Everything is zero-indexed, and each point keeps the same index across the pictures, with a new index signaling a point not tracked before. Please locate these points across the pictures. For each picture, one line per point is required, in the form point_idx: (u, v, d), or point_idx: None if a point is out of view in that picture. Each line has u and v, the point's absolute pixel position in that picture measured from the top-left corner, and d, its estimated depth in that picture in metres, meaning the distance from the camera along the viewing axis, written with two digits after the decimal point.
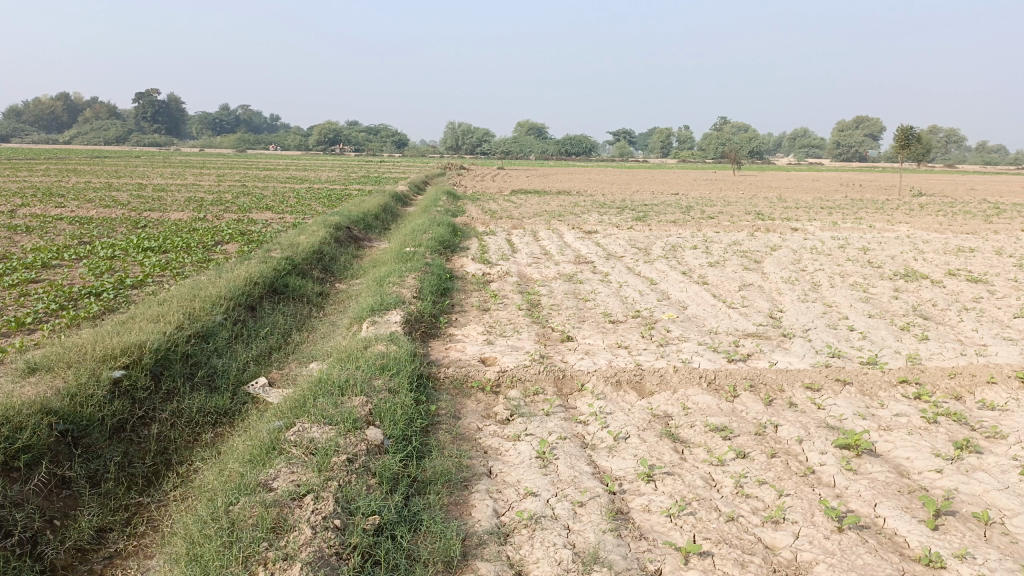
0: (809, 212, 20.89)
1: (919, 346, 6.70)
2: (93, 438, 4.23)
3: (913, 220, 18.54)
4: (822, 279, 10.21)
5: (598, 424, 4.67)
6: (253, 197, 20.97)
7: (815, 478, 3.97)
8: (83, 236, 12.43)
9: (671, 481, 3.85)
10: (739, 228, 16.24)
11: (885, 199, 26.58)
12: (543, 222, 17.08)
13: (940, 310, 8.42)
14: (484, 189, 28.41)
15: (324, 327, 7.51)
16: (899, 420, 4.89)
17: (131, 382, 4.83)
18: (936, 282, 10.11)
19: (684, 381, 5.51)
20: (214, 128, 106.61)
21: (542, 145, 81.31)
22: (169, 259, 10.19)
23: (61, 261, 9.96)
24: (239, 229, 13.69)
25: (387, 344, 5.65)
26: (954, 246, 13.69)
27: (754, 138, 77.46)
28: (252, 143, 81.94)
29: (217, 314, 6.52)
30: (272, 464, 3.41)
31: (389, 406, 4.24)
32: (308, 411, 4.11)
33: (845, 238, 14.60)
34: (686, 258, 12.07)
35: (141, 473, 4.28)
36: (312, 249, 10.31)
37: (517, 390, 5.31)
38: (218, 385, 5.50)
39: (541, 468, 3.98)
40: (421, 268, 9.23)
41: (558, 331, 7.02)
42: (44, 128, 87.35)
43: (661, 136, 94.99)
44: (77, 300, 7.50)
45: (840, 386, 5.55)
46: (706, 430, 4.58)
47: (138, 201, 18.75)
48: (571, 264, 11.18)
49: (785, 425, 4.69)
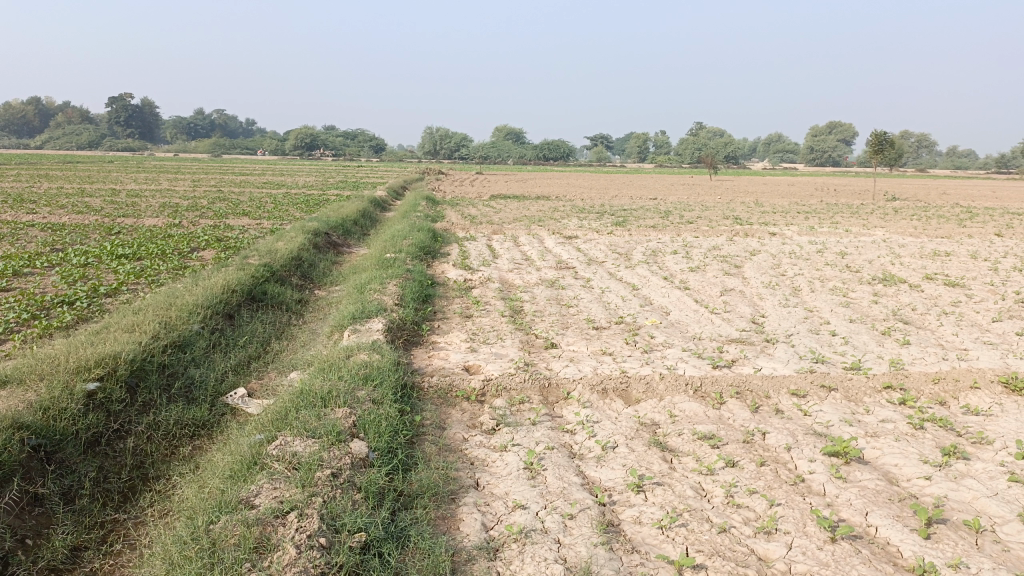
0: (787, 216, 21.05)
1: (901, 351, 6.72)
2: (67, 453, 4.11)
3: (888, 224, 18.73)
4: (803, 283, 10.24)
5: (585, 433, 4.61)
6: (230, 203, 20.74)
7: (805, 487, 3.95)
8: (56, 242, 12.18)
9: (661, 492, 3.79)
10: (719, 232, 16.30)
11: (860, 203, 26.85)
12: (523, 227, 17.02)
13: (920, 314, 8.48)
14: (464, 194, 28.32)
15: (304, 335, 7.39)
16: (886, 426, 4.88)
17: (106, 394, 4.70)
18: (914, 286, 10.19)
19: (671, 388, 5.47)
20: (189, 133, 105.60)
21: (520, 149, 81.38)
22: (144, 266, 10.00)
23: (33, 269, 9.74)
24: (215, 236, 13.49)
25: (370, 353, 5.55)
26: (930, 250, 13.82)
27: (731, 143, 78.11)
28: (228, 149, 81.24)
29: (194, 322, 6.38)
30: (254, 480, 3.31)
31: (373, 417, 4.15)
32: (290, 423, 4.01)
33: (823, 242, 14.71)
34: (667, 263, 12.07)
35: (117, 488, 4.16)
36: (290, 255, 10.17)
37: (502, 399, 5.23)
38: (196, 396, 5.37)
39: (529, 479, 3.91)
40: (402, 274, 9.13)
41: (542, 337, 6.95)
42: (15, 133, 85.97)
43: (639, 141, 95.50)
44: (49, 309, 7.32)
45: (825, 392, 5.53)
46: (695, 439, 4.53)
47: (111, 207, 18.44)
48: (552, 270, 11.14)
49: (773, 433, 4.66)
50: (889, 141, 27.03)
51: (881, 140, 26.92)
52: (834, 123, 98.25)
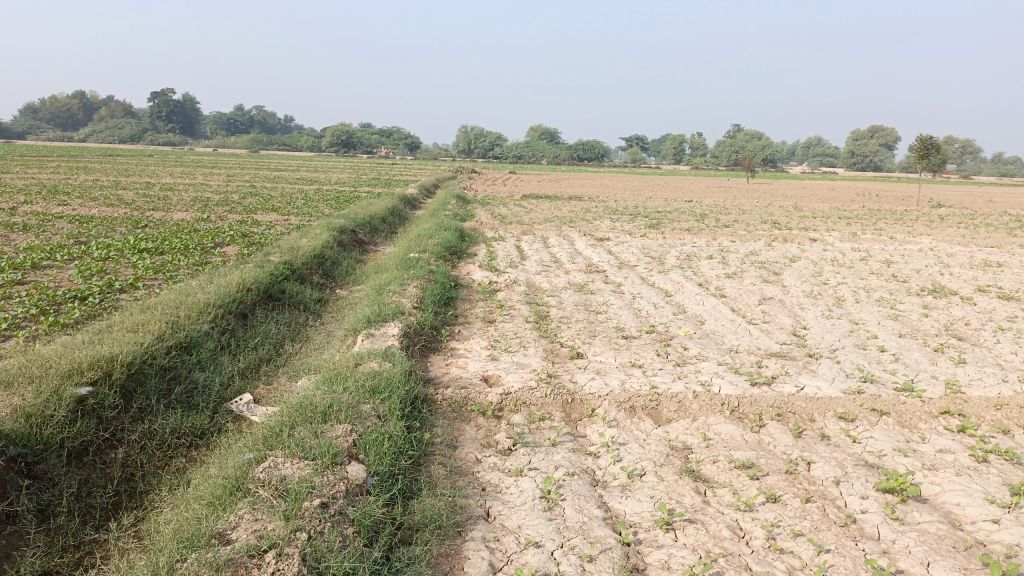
0: (828, 221, 20.38)
1: (956, 370, 6.21)
2: (49, 465, 3.82)
3: (935, 232, 18.00)
4: (847, 293, 9.70)
5: (610, 457, 4.21)
6: (261, 198, 20.57)
7: (857, 530, 3.50)
8: (81, 234, 12.09)
9: (693, 532, 3.37)
10: (757, 237, 15.76)
11: (903, 210, 25.91)
12: (553, 228, 16.63)
13: (974, 330, 7.90)
14: (496, 193, 28.01)
15: (320, 337, 7.06)
16: (945, 458, 4.40)
17: (98, 400, 4.39)
18: (967, 299, 9.59)
19: (705, 408, 5.03)
20: (227, 128, 106.97)
21: (555, 150, 80.76)
22: (164, 261, 9.81)
23: (53, 262, 9.59)
24: (241, 231, 13.28)
25: (381, 361, 5.19)
26: (981, 260, 13.13)
27: (769, 146, 76.82)
28: (266, 144, 81.89)
29: (204, 322, 6.09)
30: (234, 509, 2.98)
31: (375, 436, 3.78)
32: (283, 441, 3.65)
33: (867, 250, 14.08)
34: (703, 268, 11.57)
35: (101, 504, 3.85)
36: (312, 252, 9.90)
37: (521, 415, 4.84)
38: (197, 402, 5.06)
39: (545, 512, 3.50)
40: (424, 275, 8.78)
41: (567, 347, 6.54)
42: (60, 126, 87.68)
43: (675, 144, 94.06)
44: (60, 304, 7.11)
45: (876, 416, 5.05)
46: (731, 467, 4.11)
47: (143, 200, 18.44)
48: (582, 273, 10.71)
49: (819, 463, 4.22)
50: (934, 145, 26.11)
51: (927, 144, 26.00)
52: (876, 127, 96.15)
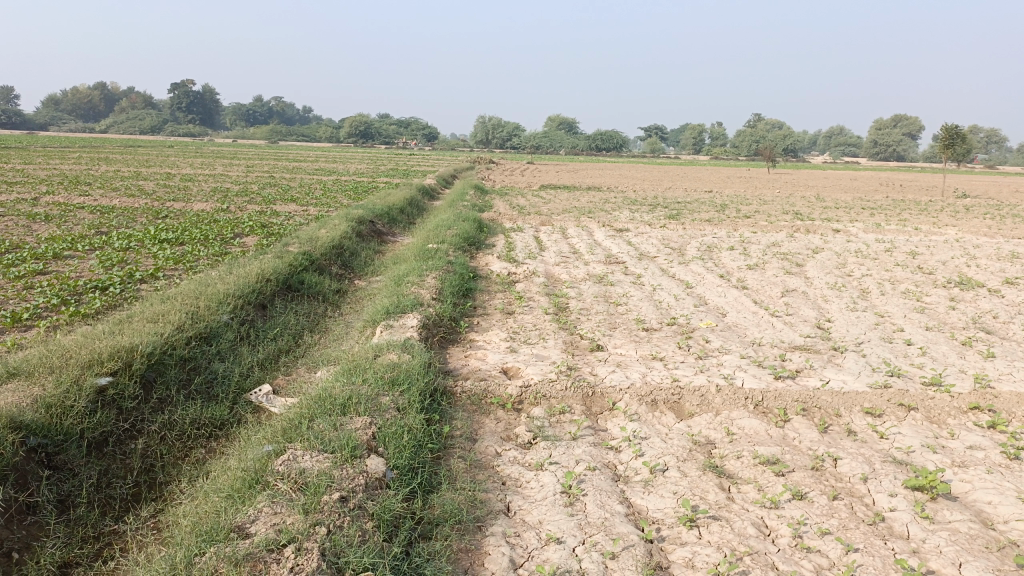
0: (851, 212, 20.12)
1: (985, 364, 6.07)
2: (69, 455, 3.81)
3: (961, 222, 17.71)
4: (872, 285, 9.55)
5: (631, 451, 4.15)
6: (280, 189, 20.63)
7: (886, 528, 3.42)
8: (102, 225, 12.16)
9: (717, 529, 3.31)
10: (779, 228, 15.57)
11: (928, 200, 25.51)
12: (572, 219, 16.53)
13: (1003, 323, 7.74)
14: (514, 183, 27.94)
15: (339, 328, 7.04)
16: (975, 455, 4.30)
17: (118, 391, 4.39)
18: (994, 291, 9.41)
19: (728, 402, 4.94)
20: (247, 119, 107.47)
21: (573, 140, 80.40)
22: (184, 251, 9.84)
23: (74, 252, 9.64)
24: (260, 222, 13.30)
25: (400, 352, 5.15)
26: (1008, 251, 12.89)
27: (790, 136, 76.00)
28: (285, 135, 82.19)
29: (223, 313, 6.08)
30: (253, 502, 2.95)
31: (395, 429, 3.75)
32: (302, 433, 3.62)
33: (891, 241, 13.88)
34: (724, 260, 11.44)
35: (121, 495, 3.84)
36: (331, 243, 9.89)
37: (541, 408, 4.79)
38: (217, 393, 5.05)
39: (566, 507, 3.45)
40: (443, 266, 8.73)
41: (587, 339, 6.47)
42: (82, 117, 88.44)
43: (695, 133, 93.39)
44: (81, 294, 7.14)
45: (904, 412, 4.95)
46: (755, 463, 4.03)
47: (163, 191, 18.53)
48: (601, 264, 10.63)
49: (846, 459, 4.13)
50: (960, 135, 25.68)
51: (953, 134, 25.57)
52: (899, 117, 94.86)
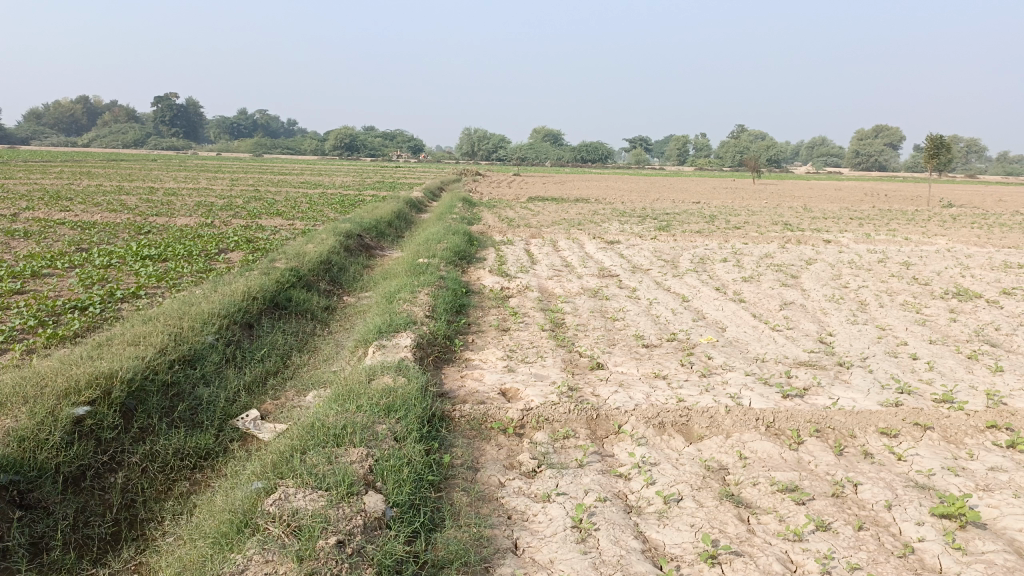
0: (839, 222, 20.10)
1: (995, 379, 5.92)
2: (44, 492, 3.56)
3: (949, 232, 17.72)
4: (870, 297, 9.43)
5: (642, 479, 3.94)
6: (264, 203, 20.31)
7: (917, 561, 3.22)
8: (83, 241, 11.85)
9: (741, 567, 3.09)
10: (770, 239, 15.48)
11: (913, 210, 25.54)
12: (562, 231, 16.35)
13: (1006, 335, 7.61)
14: (500, 196, 27.81)
15: (328, 348, 6.79)
16: (999, 478, 4.12)
17: (97, 421, 4.13)
18: (993, 302, 9.29)
19: (738, 424, 4.74)
20: (230, 132, 106.97)
21: (558, 152, 80.51)
22: (167, 268, 9.57)
23: (53, 270, 9.35)
24: (245, 237, 13.04)
25: (394, 375, 4.92)
26: (1000, 261, 12.84)
27: (774, 147, 76.45)
28: (269, 149, 81.79)
29: (207, 333, 5.82)
30: (242, 550, 2.73)
31: (393, 462, 3.52)
32: (294, 468, 3.39)
33: (883, 251, 13.82)
34: (718, 272, 11.29)
35: (99, 535, 3.58)
36: (319, 259, 9.64)
37: (544, 433, 4.57)
38: (201, 420, 4.79)
39: (579, 544, 3.23)
40: (435, 282, 8.51)
41: (587, 357, 6.26)
42: (64, 132, 87.76)
43: (678, 144, 93.76)
44: (60, 315, 6.86)
45: (920, 431, 4.77)
46: (773, 491, 3.82)
47: (146, 206, 18.21)
48: (594, 278, 10.44)
49: (867, 485, 3.94)
50: (944, 144, 25.78)
51: (937, 144, 25.68)
52: (880, 127, 95.75)
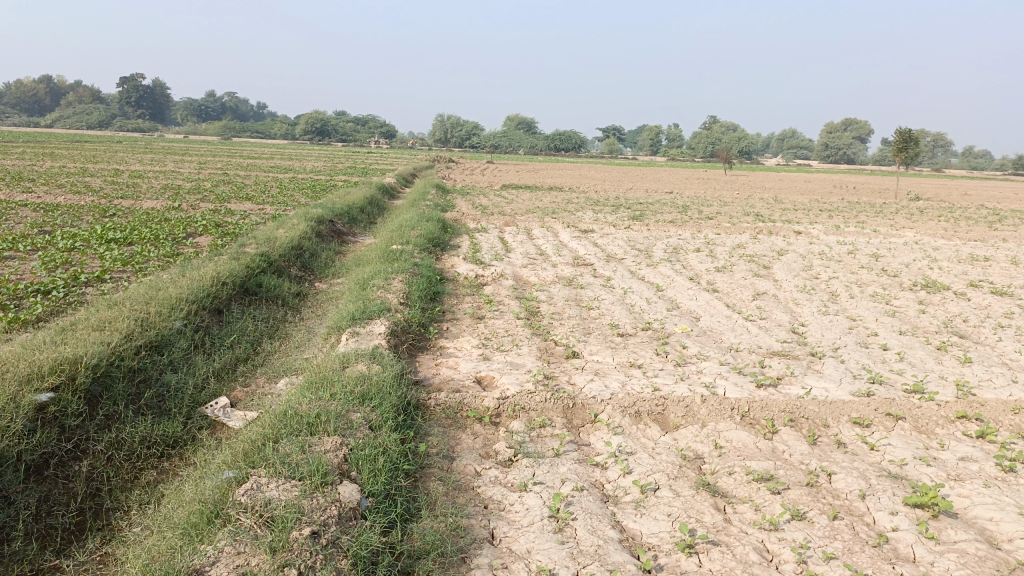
0: (810, 214, 20.30)
1: (963, 370, 6.00)
2: (5, 481, 3.45)
3: (917, 225, 17.97)
4: (840, 288, 9.52)
5: (618, 468, 3.92)
6: (233, 186, 19.95)
7: (891, 550, 3.24)
8: (46, 223, 11.53)
9: (719, 556, 3.09)
10: (742, 229, 15.58)
11: (881, 202, 25.90)
12: (536, 219, 16.31)
13: (973, 327, 7.72)
14: (474, 183, 27.67)
15: (300, 335, 6.69)
16: (969, 467, 4.17)
17: (60, 407, 4.01)
18: (960, 294, 9.43)
19: (714, 413, 4.74)
20: (198, 114, 105.10)
21: (531, 141, 80.29)
22: (133, 252, 9.34)
23: (14, 252, 9.08)
24: (214, 221, 12.78)
25: (368, 363, 4.85)
26: (966, 254, 13.04)
27: (745, 138, 76.96)
28: (238, 132, 80.50)
29: (176, 319, 5.69)
30: (213, 542, 2.65)
31: (368, 451, 3.46)
32: (266, 457, 3.31)
33: (853, 243, 13.97)
34: (691, 261, 11.33)
35: (63, 524, 3.48)
36: (290, 244, 9.49)
37: (520, 422, 4.53)
38: (169, 408, 4.68)
39: (556, 534, 3.20)
40: (409, 269, 8.41)
41: (562, 345, 6.23)
42: (25, 111, 85.49)
43: (651, 134, 94.03)
44: (21, 298, 6.66)
45: (892, 422, 4.81)
46: (749, 480, 3.83)
47: (111, 188, 17.80)
48: (569, 266, 10.42)
49: (841, 475, 3.96)
50: (912, 138, 26.11)
51: (906, 138, 26.02)
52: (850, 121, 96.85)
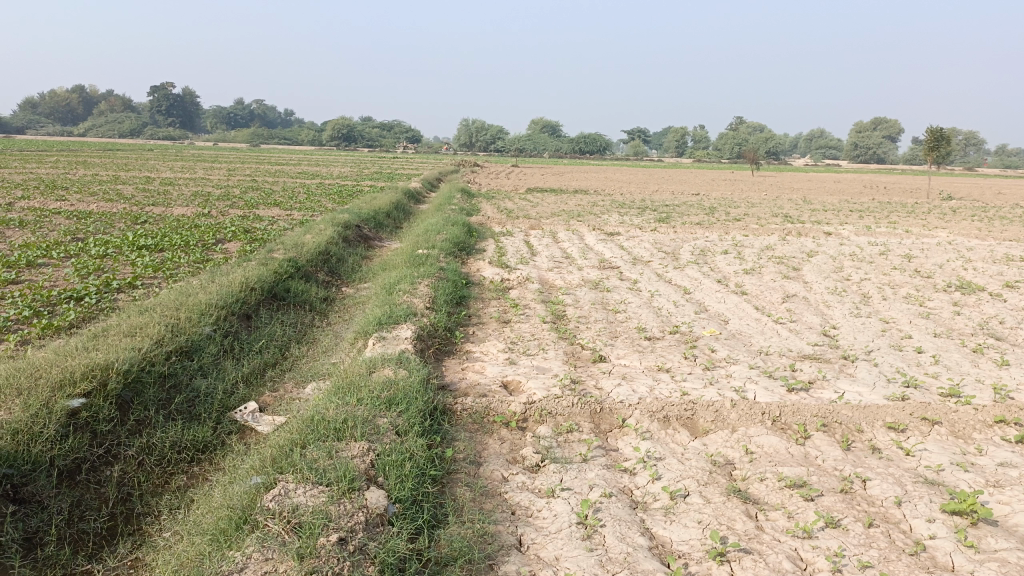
0: (840, 214, 20.02)
1: (1001, 373, 5.86)
2: (38, 486, 3.49)
3: (950, 224, 17.66)
4: (872, 290, 9.36)
5: (647, 474, 3.87)
6: (261, 193, 20.14)
7: (929, 559, 3.16)
8: (79, 231, 11.73)
9: (751, 565, 3.03)
10: (771, 231, 15.40)
11: (913, 202, 25.48)
12: (562, 222, 16.26)
13: (1010, 329, 7.54)
14: (499, 187, 27.67)
15: (327, 339, 6.72)
16: (1009, 473, 4.06)
17: (92, 413, 4.05)
18: (996, 295, 9.23)
19: (744, 418, 4.67)
20: (227, 122, 106.45)
21: (556, 144, 80.22)
22: (164, 258, 9.46)
23: (48, 260, 9.23)
24: (242, 227, 12.91)
25: (395, 367, 4.85)
26: (1002, 254, 12.77)
27: (773, 138, 76.21)
28: (266, 138, 81.39)
29: (205, 325, 5.74)
30: (241, 548, 2.66)
31: (395, 457, 3.45)
32: (294, 463, 3.31)
33: (885, 243, 13.75)
34: (719, 264, 11.23)
35: (95, 529, 3.51)
36: (317, 249, 9.54)
37: (547, 427, 4.50)
38: (199, 413, 4.71)
39: (584, 541, 3.16)
40: (435, 273, 8.41)
41: (589, 349, 6.19)
42: (60, 121, 87.19)
43: (677, 136, 93.45)
44: (55, 305, 6.76)
45: (927, 426, 4.70)
46: (781, 487, 3.76)
47: (142, 195, 18.05)
48: (595, 269, 10.37)
49: (876, 481, 3.87)
50: (945, 136, 25.65)
51: (937, 136, 25.59)
52: (879, 120, 95.51)
